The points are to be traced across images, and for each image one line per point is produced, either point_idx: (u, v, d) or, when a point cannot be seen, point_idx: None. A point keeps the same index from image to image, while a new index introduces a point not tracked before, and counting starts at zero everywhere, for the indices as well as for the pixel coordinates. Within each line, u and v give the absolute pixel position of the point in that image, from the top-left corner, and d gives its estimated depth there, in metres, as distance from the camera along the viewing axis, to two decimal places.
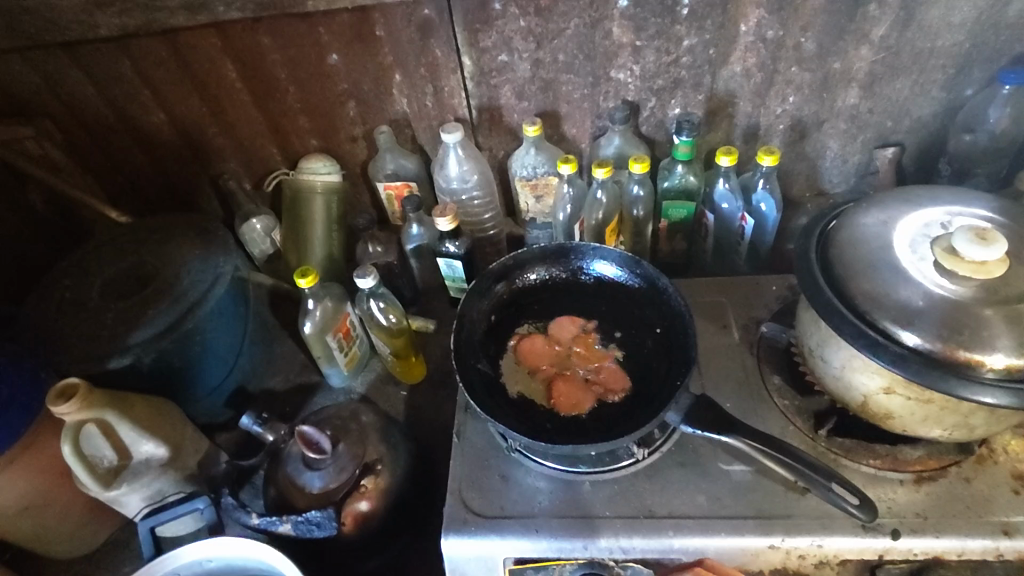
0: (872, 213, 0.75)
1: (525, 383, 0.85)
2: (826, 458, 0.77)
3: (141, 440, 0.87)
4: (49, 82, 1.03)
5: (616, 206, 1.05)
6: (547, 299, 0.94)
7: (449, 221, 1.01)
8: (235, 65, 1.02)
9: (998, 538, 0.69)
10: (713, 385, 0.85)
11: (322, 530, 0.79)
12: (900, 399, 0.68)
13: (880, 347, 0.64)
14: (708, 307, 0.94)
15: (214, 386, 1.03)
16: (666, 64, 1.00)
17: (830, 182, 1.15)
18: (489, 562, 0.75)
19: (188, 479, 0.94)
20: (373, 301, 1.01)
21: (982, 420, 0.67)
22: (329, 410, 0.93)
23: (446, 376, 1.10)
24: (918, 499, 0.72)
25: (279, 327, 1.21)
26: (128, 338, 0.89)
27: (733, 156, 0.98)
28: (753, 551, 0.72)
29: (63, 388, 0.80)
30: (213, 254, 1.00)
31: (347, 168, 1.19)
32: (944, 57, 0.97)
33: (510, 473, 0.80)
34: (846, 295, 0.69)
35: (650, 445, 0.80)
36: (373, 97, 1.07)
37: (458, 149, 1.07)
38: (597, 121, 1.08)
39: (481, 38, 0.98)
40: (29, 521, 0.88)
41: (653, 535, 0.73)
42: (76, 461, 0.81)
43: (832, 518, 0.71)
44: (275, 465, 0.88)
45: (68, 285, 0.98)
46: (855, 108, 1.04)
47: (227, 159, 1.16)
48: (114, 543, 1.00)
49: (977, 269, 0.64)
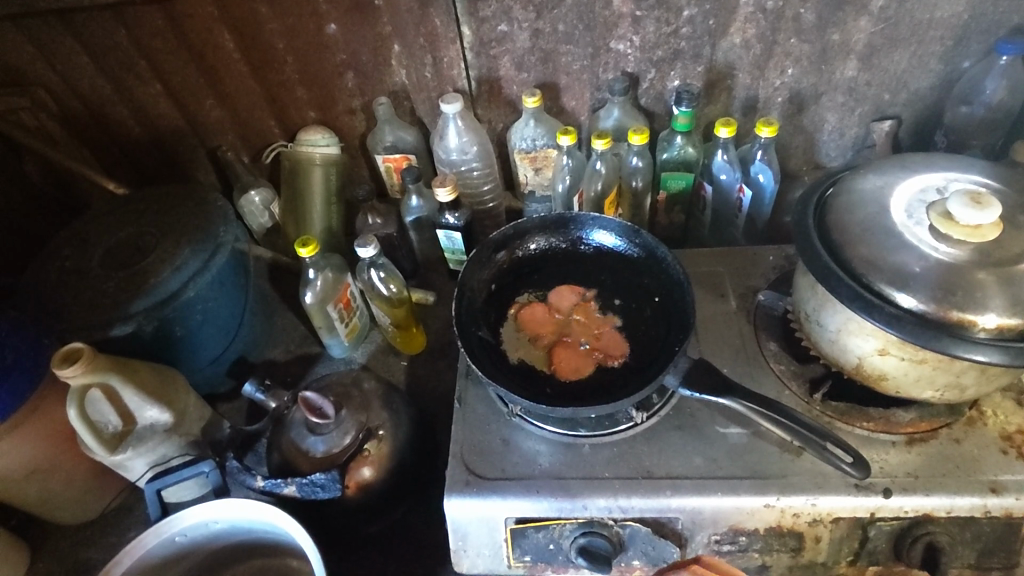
0: (868, 179, 0.76)
1: (526, 349, 0.86)
2: (820, 420, 0.78)
3: (145, 405, 0.88)
4: (44, 50, 1.02)
5: (615, 177, 1.06)
6: (546, 268, 0.95)
7: (449, 192, 1.01)
8: (232, 34, 1.02)
9: (986, 495, 0.70)
10: (710, 351, 0.87)
11: (326, 492, 0.80)
12: (894, 360, 0.69)
13: (875, 309, 0.65)
14: (706, 277, 0.95)
15: (216, 355, 1.04)
16: (666, 35, 1.00)
17: (828, 155, 1.16)
18: (490, 523, 0.76)
19: (192, 446, 0.95)
20: (373, 271, 1.02)
21: (973, 380, 0.68)
22: (330, 377, 0.94)
23: (445, 347, 1.11)
24: (909, 459, 0.74)
25: (279, 299, 1.22)
26: (130, 306, 0.90)
27: (732, 127, 0.99)
28: (749, 510, 0.73)
29: (68, 352, 0.81)
30: (213, 224, 1.00)
31: (346, 141, 1.19)
32: (942, 29, 0.97)
33: (511, 437, 0.81)
34: (842, 260, 0.70)
35: (648, 409, 0.81)
36: (372, 68, 1.07)
37: (458, 120, 1.07)
38: (597, 94, 1.09)
39: (480, 7, 0.97)
40: (36, 486, 0.89)
41: (651, 495, 0.74)
42: (82, 425, 0.82)
43: (825, 478, 0.73)
44: (278, 431, 0.89)
45: (68, 254, 0.98)
46: (853, 81, 1.04)
47: (225, 131, 1.16)
48: (118, 510, 1.01)
49: (971, 233, 0.65)
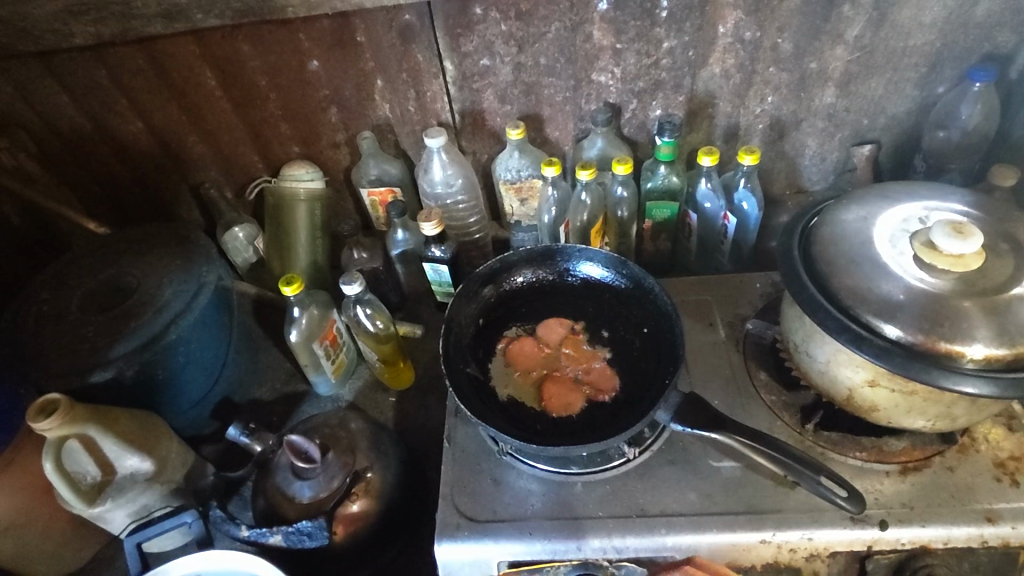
0: (852, 209, 0.76)
1: (516, 386, 0.85)
2: (814, 451, 0.78)
3: (125, 454, 0.86)
4: (23, 91, 1.01)
5: (599, 206, 1.06)
6: (534, 301, 0.95)
7: (434, 226, 1.00)
8: (214, 72, 1.02)
9: (982, 525, 0.70)
10: (701, 383, 0.86)
11: (313, 540, 0.78)
12: (885, 391, 0.69)
13: (864, 341, 0.65)
14: (693, 306, 0.95)
15: (199, 397, 1.02)
16: (646, 66, 1.00)
17: (810, 180, 1.17)
18: (483, 566, 0.75)
19: (174, 492, 0.93)
20: (359, 307, 1.00)
21: (964, 409, 0.68)
22: (316, 418, 0.92)
23: (433, 382, 1.10)
24: (904, 489, 0.73)
25: (264, 336, 1.20)
26: (110, 351, 0.88)
27: (715, 156, 0.99)
28: (744, 547, 0.72)
29: (44, 404, 0.79)
30: (195, 264, 0.99)
31: (330, 174, 1.18)
32: (917, 56, 0.99)
33: (502, 476, 0.80)
34: (830, 291, 0.70)
35: (640, 444, 0.80)
36: (354, 103, 1.06)
37: (442, 153, 1.07)
38: (580, 124, 1.09)
39: (463, 43, 0.98)
40: (11, 540, 0.86)
41: (646, 534, 0.73)
42: (59, 479, 0.80)
43: (821, 512, 0.72)
44: (264, 476, 0.87)
45: (46, 298, 0.96)
46: (832, 107, 1.06)
47: (207, 167, 1.15)
48: (99, 561, 0.98)
49: (956, 263, 0.66)
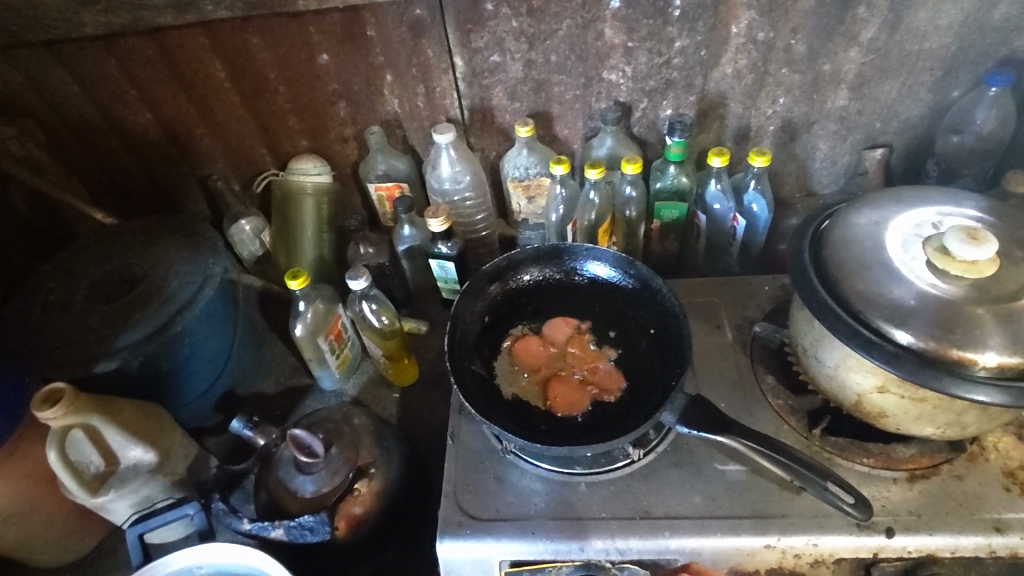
0: (864, 213, 0.75)
1: (521, 384, 0.85)
2: (820, 456, 0.77)
3: (128, 445, 0.86)
4: (33, 80, 1.01)
5: (608, 206, 1.05)
6: (540, 299, 0.94)
7: (441, 222, 0.99)
8: (224, 64, 1.01)
9: (990, 535, 0.69)
10: (707, 385, 0.85)
11: (315, 535, 0.78)
12: (894, 397, 0.68)
13: (874, 347, 0.64)
14: (701, 308, 0.94)
15: (203, 390, 1.02)
16: (658, 65, 1.00)
17: (820, 182, 1.16)
18: (485, 565, 0.75)
19: (177, 484, 0.93)
20: (365, 302, 1.00)
21: (973, 418, 0.67)
22: (320, 413, 0.92)
23: (437, 379, 1.10)
24: (911, 497, 0.73)
25: (269, 330, 1.20)
26: (115, 341, 0.88)
27: (725, 156, 0.98)
28: (749, 551, 0.72)
29: (49, 394, 0.79)
30: (201, 256, 0.99)
31: (337, 169, 1.18)
32: (931, 59, 0.98)
33: (505, 475, 0.79)
34: (840, 295, 0.69)
35: (645, 446, 0.80)
36: (363, 97, 1.06)
37: (450, 150, 1.06)
38: (589, 122, 1.08)
39: (473, 39, 0.97)
40: (15, 527, 0.87)
41: (650, 536, 0.73)
42: (63, 468, 0.80)
43: (827, 518, 0.71)
44: (266, 469, 0.87)
45: (53, 287, 0.96)
46: (844, 110, 1.05)
47: (215, 159, 1.15)
48: (101, 551, 0.98)
49: (968, 269, 0.64)
